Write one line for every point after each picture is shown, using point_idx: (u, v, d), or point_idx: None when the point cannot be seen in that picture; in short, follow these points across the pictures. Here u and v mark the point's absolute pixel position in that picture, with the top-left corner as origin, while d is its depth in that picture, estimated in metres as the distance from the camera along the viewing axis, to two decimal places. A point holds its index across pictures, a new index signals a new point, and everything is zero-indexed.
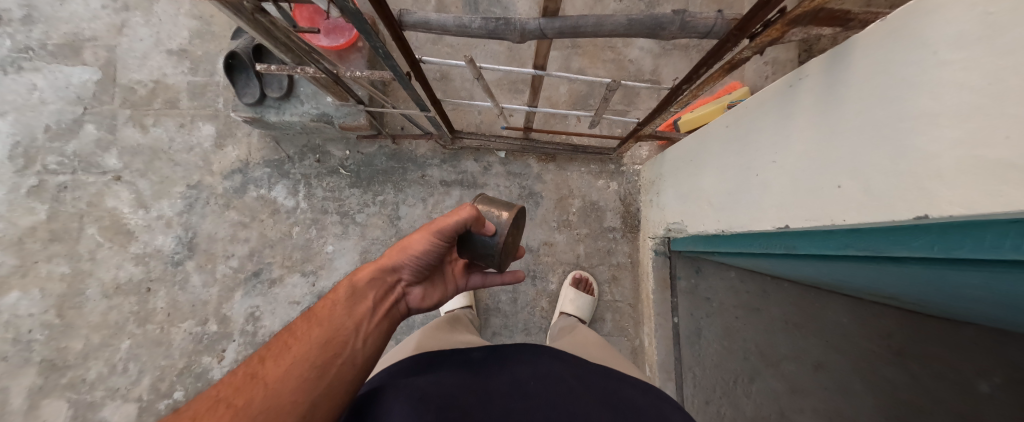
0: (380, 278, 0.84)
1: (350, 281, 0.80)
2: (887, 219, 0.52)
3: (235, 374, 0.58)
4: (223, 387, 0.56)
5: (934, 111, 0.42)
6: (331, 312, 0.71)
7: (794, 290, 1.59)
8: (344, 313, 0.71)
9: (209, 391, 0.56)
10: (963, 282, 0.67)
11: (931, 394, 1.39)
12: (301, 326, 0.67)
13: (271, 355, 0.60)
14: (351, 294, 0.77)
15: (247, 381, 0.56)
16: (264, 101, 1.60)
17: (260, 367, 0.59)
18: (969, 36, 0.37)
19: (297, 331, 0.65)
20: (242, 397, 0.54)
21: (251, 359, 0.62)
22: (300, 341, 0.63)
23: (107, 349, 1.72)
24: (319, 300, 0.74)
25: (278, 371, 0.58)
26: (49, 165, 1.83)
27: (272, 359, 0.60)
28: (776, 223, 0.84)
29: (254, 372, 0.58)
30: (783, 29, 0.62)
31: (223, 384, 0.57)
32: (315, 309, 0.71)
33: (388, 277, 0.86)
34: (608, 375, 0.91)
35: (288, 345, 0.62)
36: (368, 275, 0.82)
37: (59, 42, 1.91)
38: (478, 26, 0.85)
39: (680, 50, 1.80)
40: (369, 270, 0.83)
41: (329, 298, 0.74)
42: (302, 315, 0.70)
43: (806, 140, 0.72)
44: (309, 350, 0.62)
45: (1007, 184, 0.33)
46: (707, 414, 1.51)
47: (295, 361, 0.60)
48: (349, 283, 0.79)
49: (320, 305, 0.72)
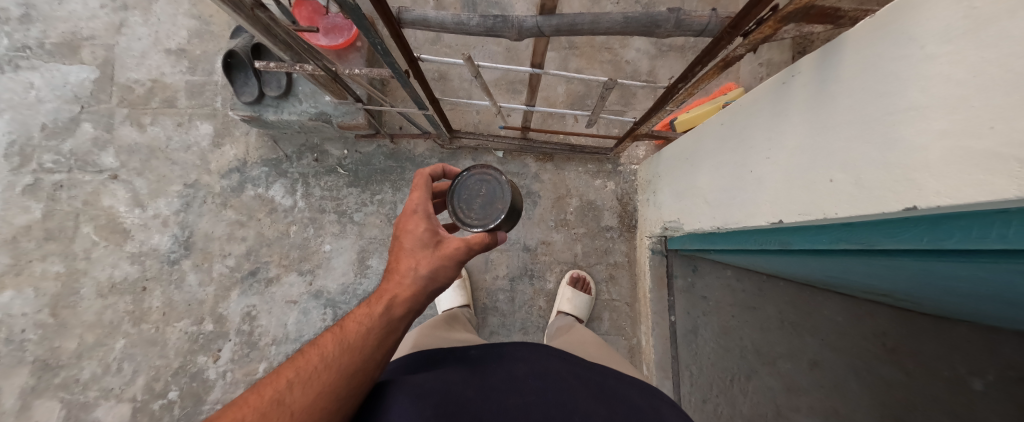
0: (413, 306, 0.73)
1: (381, 312, 0.68)
2: (876, 211, 0.53)
3: (261, 393, 0.56)
4: (246, 406, 0.54)
5: (921, 103, 0.43)
6: (359, 339, 0.63)
7: (790, 288, 1.60)
8: (374, 343, 0.64)
9: (233, 406, 0.54)
10: (953, 275, 0.68)
11: (923, 391, 1.40)
12: (328, 346, 0.62)
13: (299, 381, 0.57)
14: (383, 321, 0.67)
15: (274, 409, 0.54)
16: (262, 100, 1.60)
17: (287, 393, 0.56)
18: (954, 30, 0.38)
19: (325, 356, 0.61)
20: None
21: (276, 376, 0.59)
22: (326, 368, 0.59)
23: (101, 349, 1.70)
24: (346, 315, 0.68)
25: (304, 401, 0.55)
26: (45, 163, 1.82)
27: (299, 384, 0.57)
28: (770, 218, 0.85)
29: (281, 397, 0.55)
30: (776, 26, 0.63)
31: (246, 404, 0.54)
32: (344, 331, 0.65)
33: (423, 303, 0.75)
34: (605, 373, 0.92)
35: (316, 372, 0.59)
36: (404, 305, 0.71)
37: (56, 41, 1.91)
38: (476, 24, 0.86)
39: (676, 51, 1.82)
40: (404, 302, 0.71)
41: (358, 322, 0.66)
42: (329, 331, 0.65)
43: (799, 136, 0.73)
44: (335, 380, 0.59)
45: (993, 174, 0.34)
46: (704, 412, 1.51)
47: (321, 392, 0.57)
48: (383, 312, 0.68)
49: (349, 328, 0.65)
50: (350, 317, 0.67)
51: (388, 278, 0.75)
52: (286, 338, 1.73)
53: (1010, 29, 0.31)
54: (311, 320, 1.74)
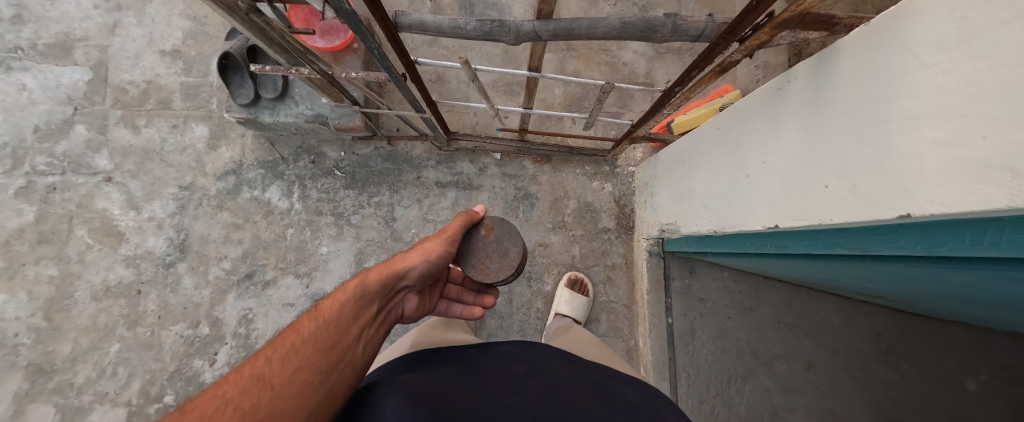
0: (388, 283, 0.80)
1: (357, 286, 0.74)
2: (872, 218, 0.53)
3: (239, 373, 0.53)
4: (224, 386, 0.50)
5: (916, 112, 0.43)
6: (335, 314, 0.67)
7: (787, 290, 1.60)
8: (349, 317, 0.68)
9: (207, 390, 0.50)
10: (945, 279, 0.68)
11: (919, 392, 1.41)
12: (305, 325, 0.63)
13: (278, 357, 0.56)
14: (359, 296, 0.73)
15: (254, 382, 0.51)
16: (258, 101, 1.59)
17: (267, 368, 0.54)
18: (948, 39, 0.39)
19: (303, 332, 0.62)
20: (249, 399, 0.49)
21: (252, 358, 0.56)
22: (305, 342, 0.60)
23: (96, 353, 1.69)
24: (323, 299, 0.71)
25: (285, 375, 0.54)
26: (38, 166, 1.80)
27: (278, 359, 0.56)
28: (767, 223, 0.85)
29: (261, 372, 0.53)
30: (771, 32, 0.63)
31: (226, 382, 0.51)
32: (319, 311, 0.67)
33: (396, 282, 0.82)
34: (600, 372, 0.92)
35: (294, 347, 0.59)
36: (378, 279, 0.78)
37: (49, 41, 1.89)
38: (473, 28, 0.86)
39: (673, 53, 1.82)
40: (382, 276, 0.79)
41: (335, 300, 0.70)
42: (305, 314, 0.66)
43: (795, 141, 0.73)
44: (316, 353, 0.59)
45: (986, 183, 0.34)
46: (701, 413, 1.52)
47: (303, 364, 0.57)
48: (360, 284, 0.75)
49: (325, 307, 0.68)
50: (325, 302, 0.70)
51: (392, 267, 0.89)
52: None
53: (1004, 39, 0.31)
54: None
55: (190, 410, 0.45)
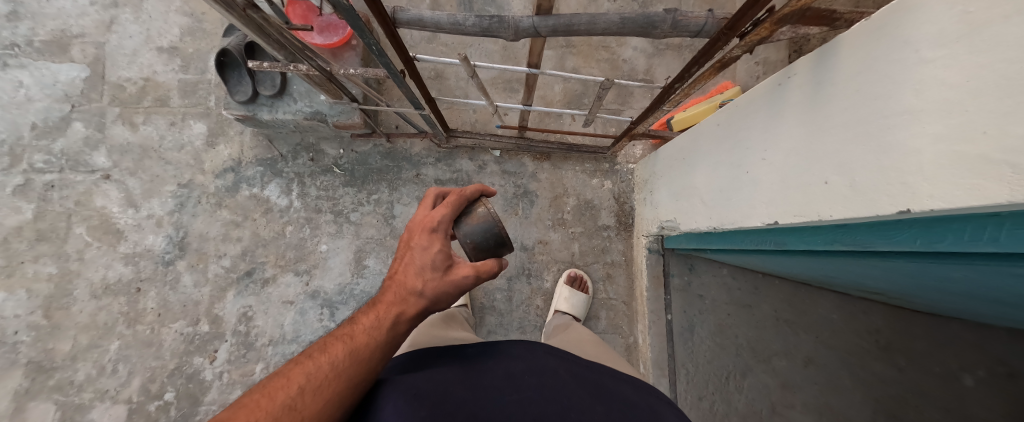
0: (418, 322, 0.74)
1: (389, 326, 0.68)
2: (870, 214, 0.54)
3: (271, 398, 0.54)
4: (255, 411, 0.51)
5: (915, 108, 0.43)
6: (367, 352, 0.63)
7: (786, 286, 1.61)
8: (381, 356, 0.65)
9: (238, 412, 0.51)
10: (942, 275, 0.69)
11: (916, 388, 1.42)
12: (339, 356, 0.61)
13: (310, 388, 0.56)
14: (391, 333, 0.68)
15: (285, 415, 0.52)
16: (256, 99, 1.59)
17: (298, 398, 0.54)
18: (948, 34, 0.38)
19: (337, 365, 0.60)
20: None
21: (285, 382, 0.57)
22: (336, 378, 0.59)
23: (96, 350, 1.69)
24: (355, 323, 0.67)
25: (314, 408, 0.55)
26: (36, 163, 1.80)
27: (310, 391, 0.55)
28: (767, 219, 0.85)
29: (291, 402, 0.54)
30: (772, 28, 0.63)
31: (258, 407, 0.52)
32: (354, 342, 0.63)
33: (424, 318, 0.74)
34: (597, 370, 0.92)
35: (327, 380, 0.58)
36: (409, 320, 0.71)
37: (46, 38, 1.87)
38: (473, 23, 0.85)
39: (673, 50, 1.81)
40: (408, 319, 0.71)
41: (369, 333, 0.65)
42: (338, 339, 0.64)
43: (795, 137, 0.73)
44: (344, 390, 0.59)
45: (985, 179, 0.34)
46: (700, 410, 1.53)
47: (331, 401, 0.57)
48: (392, 325, 0.68)
49: (360, 338, 0.64)
50: (358, 327, 0.66)
51: (393, 287, 0.74)
52: (282, 338, 1.73)
53: (1004, 33, 0.31)
54: (308, 321, 1.74)
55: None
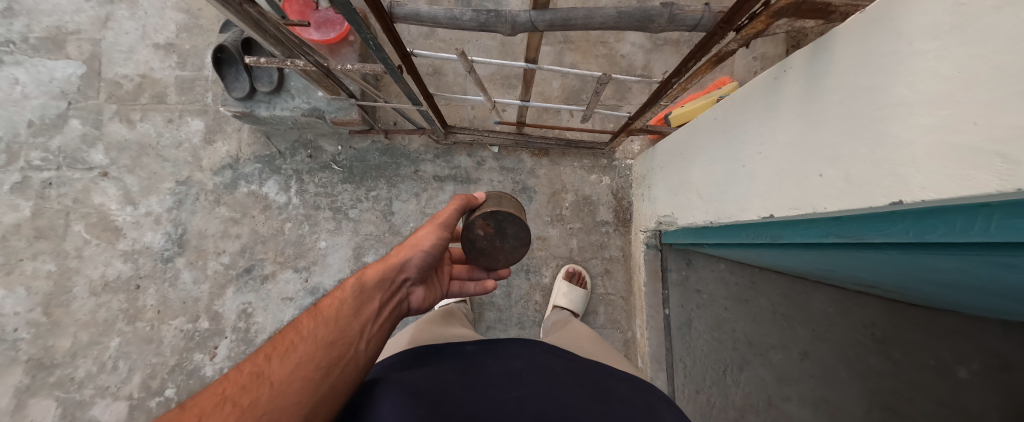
0: (388, 280, 0.78)
1: (358, 283, 0.73)
2: (864, 206, 0.54)
3: (239, 369, 0.54)
4: (224, 384, 0.51)
5: (908, 100, 0.44)
6: (335, 311, 0.66)
7: (782, 280, 1.62)
8: (350, 313, 0.67)
9: (208, 388, 0.51)
10: (936, 267, 0.69)
11: (912, 381, 1.43)
12: (305, 323, 0.63)
13: (278, 354, 0.56)
14: (357, 293, 0.71)
15: (253, 380, 0.51)
16: (254, 95, 1.58)
17: (266, 365, 0.54)
18: (942, 26, 0.39)
19: (303, 330, 0.61)
20: (248, 395, 0.49)
21: (253, 356, 0.57)
22: (304, 340, 0.59)
23: (96, 347, 1.69)
24: (322, 298, 0.70)
25: (284, 371, 0.54)
26: (33, 161, 1.79)
27: (277, 356, 0.56)
28: (762, 213, 0.86)
29: (260, 370, 0.53)
30: (768, 21, 0.63)
31: (226, 380, 0.52)
32: (318, 308, 0.67)
33: (396, 275, 0.80)
34: (596, 368, 0.92)
35: (293, 344, 0.58)
36: (376, 274, 0.77)
37: (41, 35, 1.86)
38: (469, 18, 0.85)
39: (671, 45, 1.81)
40: (378, 268, 0.78)
41: (334, 298, 0.69)
42: (305, 312, 0.66)
43: (789, 131, 0.74)
44: (316, 350, 0.58)
45: (976, 168, 0.35)
46: (697, 403, 1.54)
47: (302, 361, 0.56)
48: (357, 281, 0.73)
49: (324, 304, 0.67)
50: (328, 297, 0.70)
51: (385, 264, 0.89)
52: None
53: (996, 24, 0.31)
54: None
55: (191, 406, 0.46)
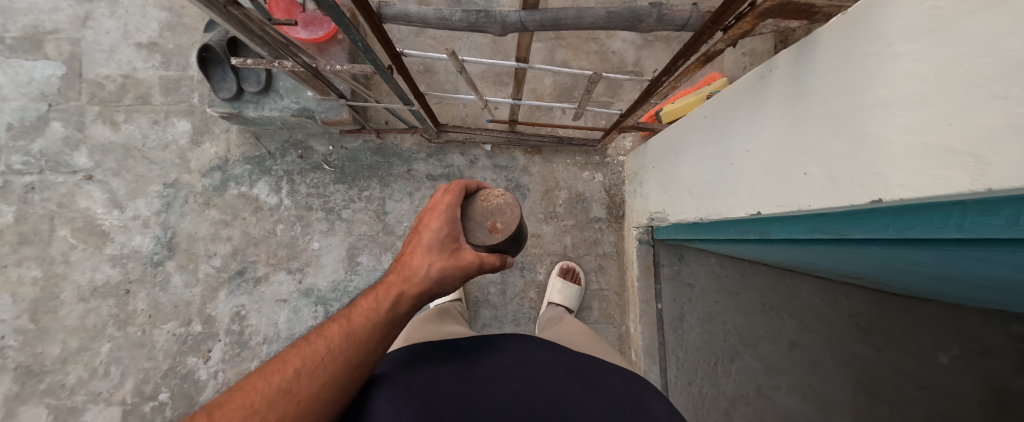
0: (419, 306, 0.74)
1: (388, 308, 0.68)
2: (846, 203, 0.56)
3: (269, 379, 0.56)
4: (253, 391, 0.55)
5: (888, 101, 0.45)
6: (364, 334, 0.64)
7: (771, 273, 1.65)
8: (379, 337, 0.65)
9: (239, 390, 0.55)
10: (918, 260, 0.71)
11: (895, 367, 1.48)
12: (335, 339, 0.62)
13: (307, 371, 0.58)
14: (385, 318, 0.67)
15: (281, 397, 0.55)
16: (241, 96, 1.56)
17: (294, 382, 0.57)
18: (919, 28, 0.39)
19: (332, 347, 0.61)
20: (276, 414, 0.53)
21: (281, 362, 0.59)
22: (331, 361, 0.60)
23: (86, 353, 1.67)
24: (350, 307, 0.68)
25: (311, 390, 0.57)
26: (14, 165, 1.75)
27: (305, 374, 0.58)
28: (749, 210, 0.88)
29: (288, 385, 0.56)
30: (754, 21, 0.64)
31: (254, 390, 0.55)
32: (351, 325, 0.64)
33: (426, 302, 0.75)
34: (588, 361, 0.94)
35: (322, 363, 0.59)
36: (410, 302, 0.71)
37: (18, 35, 1.81)
38: (459, 19, 0.84)
39: (661, 41, 1.82)
40: (409, 299, 0.71)
41: (365, 316, 0.66)
42: (336, 323, 0.65)
43: (775, 129, 0.75)
44: (341, 373, 0.60)
45: (948, 168, 0.36)
46: (689, 394, 1.58)
47: (328, 382, 0.59)
48: (391, 309, 0.68)
49: (356, 320, 0.65)
50: (356, 310, 0.67)
51: (396, 269, 0.74)
52: (277, 336, 1.72)
53: (970, 28, 0.32)
54: (302, 319, 1.73)
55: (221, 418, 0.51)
